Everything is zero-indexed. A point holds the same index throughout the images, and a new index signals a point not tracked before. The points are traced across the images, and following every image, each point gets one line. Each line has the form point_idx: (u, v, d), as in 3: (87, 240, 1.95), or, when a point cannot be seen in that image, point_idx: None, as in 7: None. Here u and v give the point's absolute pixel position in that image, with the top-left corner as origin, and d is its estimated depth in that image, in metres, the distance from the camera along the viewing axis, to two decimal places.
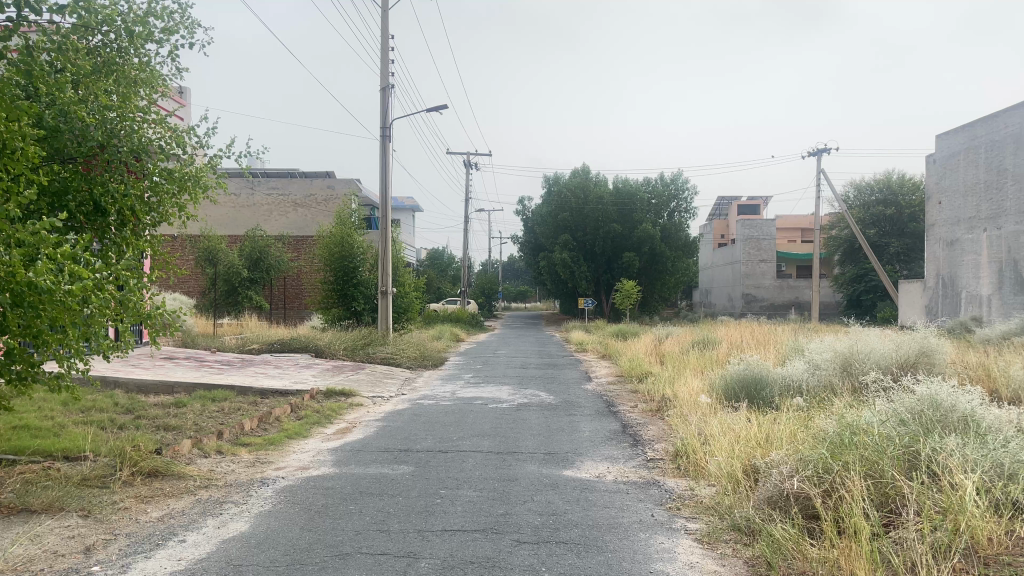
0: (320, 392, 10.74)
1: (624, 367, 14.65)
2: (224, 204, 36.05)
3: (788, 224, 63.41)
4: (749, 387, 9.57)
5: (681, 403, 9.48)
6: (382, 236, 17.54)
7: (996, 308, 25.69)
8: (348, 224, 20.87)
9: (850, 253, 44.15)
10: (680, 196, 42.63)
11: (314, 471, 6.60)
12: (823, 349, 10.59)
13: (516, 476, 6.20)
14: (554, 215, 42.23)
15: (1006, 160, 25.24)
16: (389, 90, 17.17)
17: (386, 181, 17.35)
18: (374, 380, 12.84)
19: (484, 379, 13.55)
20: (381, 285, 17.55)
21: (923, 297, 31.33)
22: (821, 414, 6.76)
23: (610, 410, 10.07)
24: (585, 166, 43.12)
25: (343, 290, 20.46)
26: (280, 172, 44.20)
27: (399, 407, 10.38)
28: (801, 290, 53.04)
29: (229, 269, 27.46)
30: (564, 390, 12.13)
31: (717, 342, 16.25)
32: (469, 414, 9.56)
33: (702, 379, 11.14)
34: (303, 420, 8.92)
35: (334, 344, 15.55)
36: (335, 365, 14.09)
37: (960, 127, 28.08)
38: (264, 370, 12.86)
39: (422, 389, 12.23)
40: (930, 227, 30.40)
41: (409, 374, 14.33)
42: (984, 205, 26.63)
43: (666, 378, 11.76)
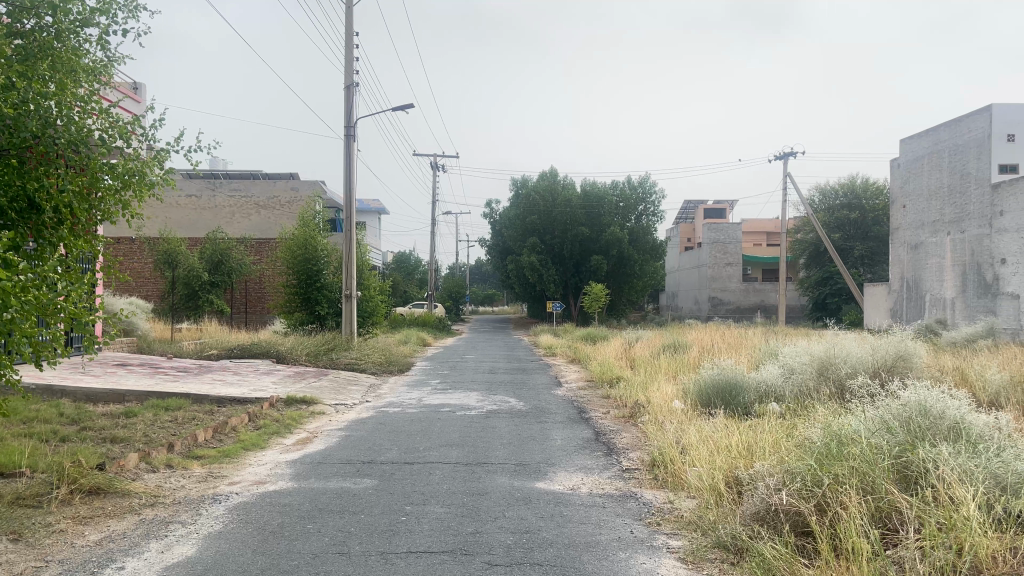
0: (280, 400, 10.29)
1: (595, 371, 14.38)
2: (184, 206, 35.22)
3: (754, 228, 63.95)
4: (725, 394, 9.38)
5: (656, 409, 9.25)
6: (346, 238, 17.07)
7: (960, 310, 25.98)
8: (312, 226, 20.36)
9: (815, 257, 44.55)
10: (648, 199, 42.67)
11: (271, 485, 6.19)
12: (799, 353, 10.41)
13: (487, 490, 5.86)
14: (521, 217, 41.60)
15: (969, 164, 25.56)
16: (354, 88, 16.75)
17: (351, 181, 16.91)
18: (337, 386, 12.41)
19: (452, 385, 13.19)
20: (346, 288, 17.08)
21: (888, 300, 31.64)
22: (802, 421, 6.51)
23: (582, 417, 9.77)
24: (552, 169, 42.92)
25: (307, 293, 19.95)
26: (243, 174, 43.37)
27: (363, 415, 9.98)
28: (767, 294, 53.46)
29: (188, 272, 26.70)
30: (534, 396, 11.82)
31: (687, 345, 16.06)
32: (436, 422, 9.20)
33: (677, 384, 10.91)
34: (261, 430, 8.48)
35: (296, 349, 15.09)
36: (297, 371, 13.63)
37: (924, 132, 28.41)
38: (223, 376, 12.36)
39: (388, 395, 11.82)
40: (895, 230, 30.70)
41: (375, 380, 13.92)
42: (947, 209, 26.95)
43: (638, 383, 11.51)
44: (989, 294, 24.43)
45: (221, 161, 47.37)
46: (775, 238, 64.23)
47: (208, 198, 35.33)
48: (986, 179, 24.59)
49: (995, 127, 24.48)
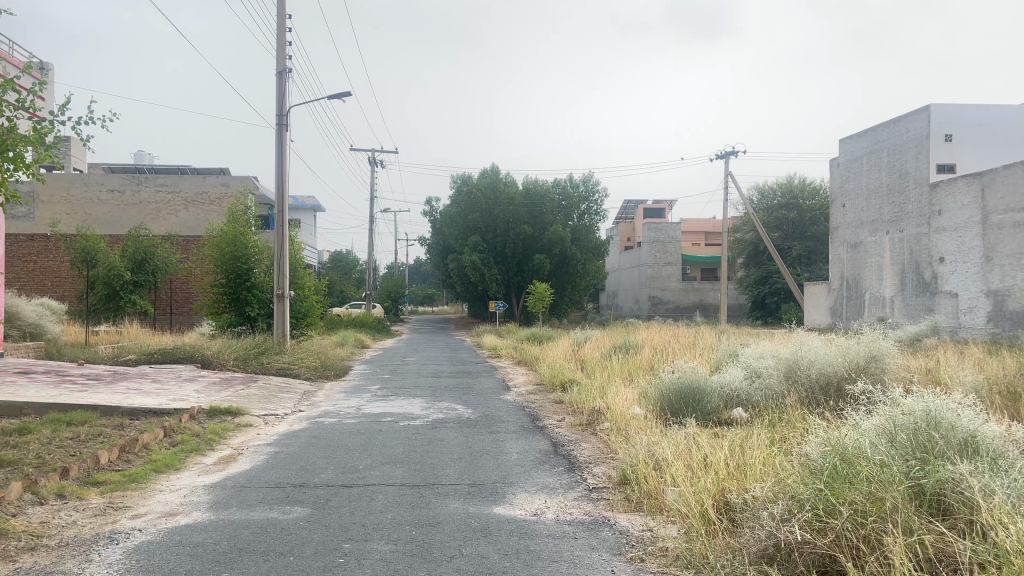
0: (203, 411, 9.22)
1: (545, 374, 13.65)
2: (106, 202, 33.37)
3: (693, 228, 64.41)
4: (688, 400, 8.78)
5: (614, 417, 8.58)
6: (278, 234, 15.95)
7: (899, 309, 26.23)
8: (242, 222, 19.15)
9: (754, 256, 44.90)
10: (590, 198, 42.31)
11: (182, 518, 5.24)
12: (765, 354, 9.82)
13: (439, 520, 5.05)
14: (462, 215, 40.70)
15: (908, 164, 25.79)
16: (286, 74, 15.66)
17: (283, 173, 15.80)
18: (268, 394, 11.39)
19: (394, 391, 12.30)
20: (278, 287, 15.98)
21: (828, 299, 31.92)
22: (788, 433, 5.89)
23: (536, 426, 9.01)
24: (494, 166, 42.16)
25: (236, 293, 18.74)
26: (170, 169, 41.36)
27: (296, 427, 9.02)
28: (706, 293, 53.81)
29: (109, 271, 25.08)
30: (482, 402, 11.04)
31: (639, 346, 15.45)
32: (377, 434, 8.32)
33: (635, 389, 10.26)
34: (178, 448, 7.46)
35: (223, 354, 13.97)
36: (224, 378, 12.54)
37: (862, 132, 28.66)
38: (139, 384, 11.21)
39: (323, 404, 10.87)
40: (835, 229, 30.95)
41: (309, 387, 12.92)
42: (886, 209, 27.19)
43: (593, 387, 10.83)
44: (928, 292, 24.69)
45: (147, 155, 45.19)
46: (713, 238, 64.81)
47: (132, 193, 33.43)
48: (924, 179, 24.82)
49: (934, 128, 24.74)
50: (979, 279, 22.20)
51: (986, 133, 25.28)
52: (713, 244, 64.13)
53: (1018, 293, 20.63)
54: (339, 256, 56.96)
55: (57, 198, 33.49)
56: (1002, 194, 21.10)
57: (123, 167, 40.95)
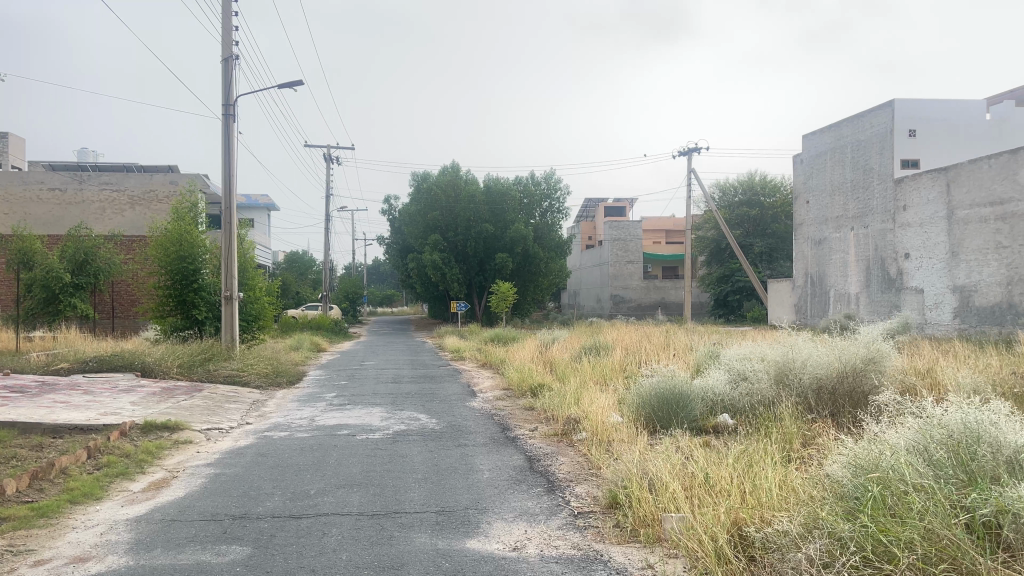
0: (136, 427, 8.17)
1: (512, 378, 12.88)
2: (46, 201, 31.78)
3: (654, 226, 64.30)
4: (672, 408, 8.11)
5: (594, 427, 7.88)
6: (225, 232, 14.93)
7: (864, 306, 26.07)
8: (188, 219, 18.05)
9: (716, 254, 44.78)
10: (552, 196, 41.78)
11: (94, 565, 4.36)
12: (750, 356, 9.20)
13: (402, 561, 4.28)
14: (422, 213, 39.74)
15: (872, 159, 25.64)
16: (232, 61, 14.64)
17: (230, 167, 14.80)
18: (212, 405, 10.44)
19: (351, 398, 11.42)
20: (226, 288, 14.97)
21: (792, 296, 31.72)
22: (796, 452, 5.24)
23: (507, 437, 8.26)
24: (453, 164, 41.29)
25: (181, 295, 17.65)
26: (115, 166, 39.64)
27: (242, 442, 8.09)
28: (667, 291, 53.61)
29: (47, 273, 23.69)
30: (447, 410, 10.25)
31: (610, 347, 14.79)
32: (332, 451, 7.48)
33: (613, 395, 9.58)
34: (102, 473, 6.50)
35: (165, 361, 12.94)
36: (166, 387, 11.54)
37: (826, 127, 28.52)
38: (68, 396, 10.16)
39: (274, 415, 9.96)
40: (799, 226, 30.78)
41: (259, 396, 11.96)
42: (850, 204, 27.03)
43: (567, 393, 10.11)
44: (893, 289, 24.53)
45: (91, 152, 43.32)
46: (674, 236, 64.77)
47: (74, 192, 31.90)
48: (888, 174, 24.68)
49: (898, 122, 24.59)
50: (945, 274, 22.03)
51: (950, 127, 25.22)
52: (673, 242, 64.08)
53: (985, 289, 20.45)
54: (295, 256, 55.53)
55: None
56: (968, 189, 20.92)
57: (65, 165, 39.16)
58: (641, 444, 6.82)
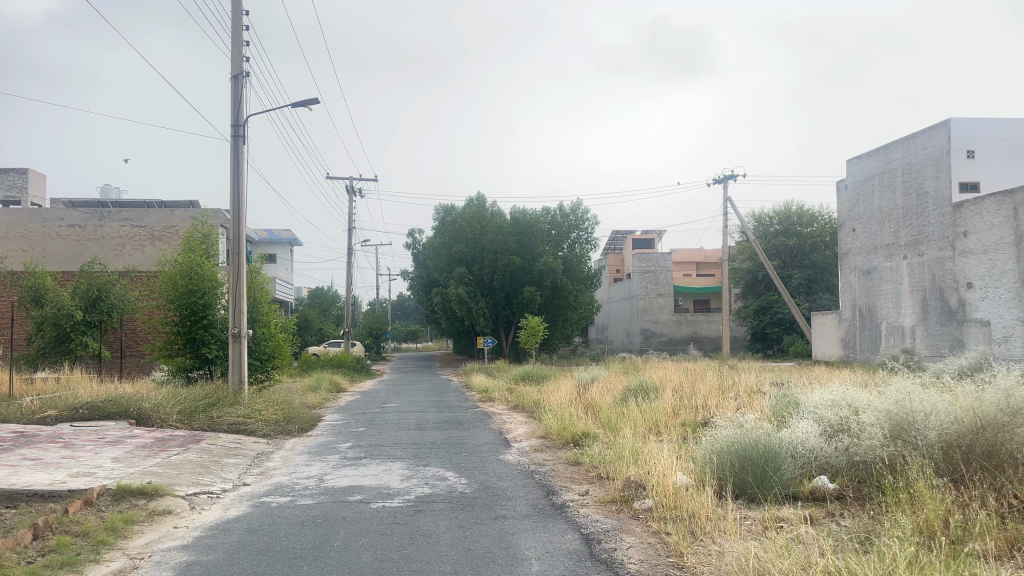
0: (107, 493, 6.75)
1: (550, 424, 11.37)
2: (65, 237, 31.04)
3: (684, 258, 62.64)
4: (760, 469, 6.56)
5: (666, 495, 6.34)
6: (233, 265, 13.64)
7: (921, 340, 24.25)
8: (199, 251, 16.86)
9: (752, 286, 43.14)
10: (580, 227, 40.47)
11: None
12: (845, 403, 7.65)
13: None
14: (447, 246, 38.49)
15: (926, 183, 24.04)
16: (243, 78, 13.52)
17: (239, 194, 13.58)
18: (207, 459, 9.00)
19: (369, 451, 9.94)
20: (232, 325, 13.62)
21: (839, 329, 29.92)
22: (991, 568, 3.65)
23: (555, 506, 6.73)
24: (479, 196, 40.08)
25: (190, 333, 16.39)
26: (135, 202, 38.93)
27: (233, 514, 6.64)
28: (699, 325, 51.79)
29: (59, 311, 22.67)
30: (478, 467, 8.75)
31: (658, 388, 13.27)
32: (340, 528, 6.01)
33: (680, 450, 8.04)
34: (45, 561, 5.08)
35: (164, 407, 11.58)
36: (160, 439, 10.13)
37: (873, 151, 26.99)
38: (41, 451, 8.76)
39: (278, 474, 8.51)
40: (845, 255, 29.11)
41: (264, 447, 10.51)
42: (902, 231, 25.36)
43: (621, 446, 8.56)
44: (955, 321, 22.72)
45: (113, 188, 42.69)
46: (705, 267, 63.13)
47: (94, 228, 31.11)
48: (945, 199, 23.07)
49: (954, 143, 23.05)
50: (1014, 305, 20.29)
51: (1009, 148, 23.63)
52: (704, 274, 62.33)
53: None
54: (318, 292, 54.52)
55: (12, 233, 31.09)
56: None
57: (85, 201, 38.51)
58: (736, 535, 5.28)
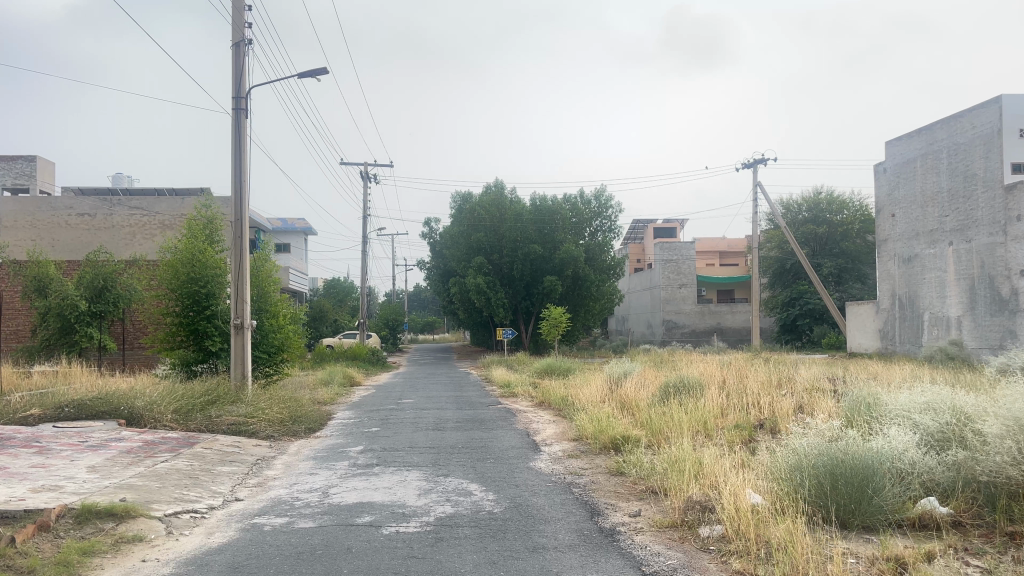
0: (68, 517, 5.64)
1: (584, 426, 10.17)
2: (74, 226, 30.16)
3: (707, 247, 61.22)
4: (857, 490, 5.36)
5: (743, 524, 5.15)
6: (235, 250, 12.54)
7: (968, 331, 22.84)
8: (202, 236, 15.80)
9: (779, 275, 41.80)
10: (603, 214, 39.17)
11: None
12: (944, 410, 6.44)
13: None
14: (466, 235, 37.31)
15: (975, 164, 22.61)
16: (244, 46, 12.41)
17: (241, 171, 12.51)
18: (197, 467, 7.88)
19: (383, 458, 8.79)
20: (234, 316, 12.50)
21: (876, 320, 28.52)
22: None
23: (607, 535, 5.54)
24: (497, 183, 38.88)
25: (193, 324, 15.36)
26: (146, 190, 38.04)
27: (216, 542, 5.51)
28: (723, 316, 50.40)
29: (62, 301, 21.75)
30: (507, 478, 7.60)
31: (700, 384, 12.06)
32: (345, 563, 4.85)
33: (746, 462, 6.84)
34: None
35: (158, 406, 10.50)
36: (149, 443, 9.03)
37: (915, 131, 25.55)
38: (10, 459, 7.67)
39: (277, 487, 7.39)
40: (884, 242, 27.71)
41: (265, 451, 9.37)
42: (947, 216, 23.94)
43: (674, 455, 7.36)
44: (1006, 311, 21.30)
45: (125, 177, 41.83)
46: (728, 257, 61.69)
47: (104, 217, 30.22)
48: (997, 180, 21.66)
49: (1006, 121, 21.64)
50: None
51: None
52: (728, 264, 60.93)
53: None
54: (333, 282, 53.53)
55: (20, 222, 30.22)
56: None
57: (95, 190, 37.69)
58: None
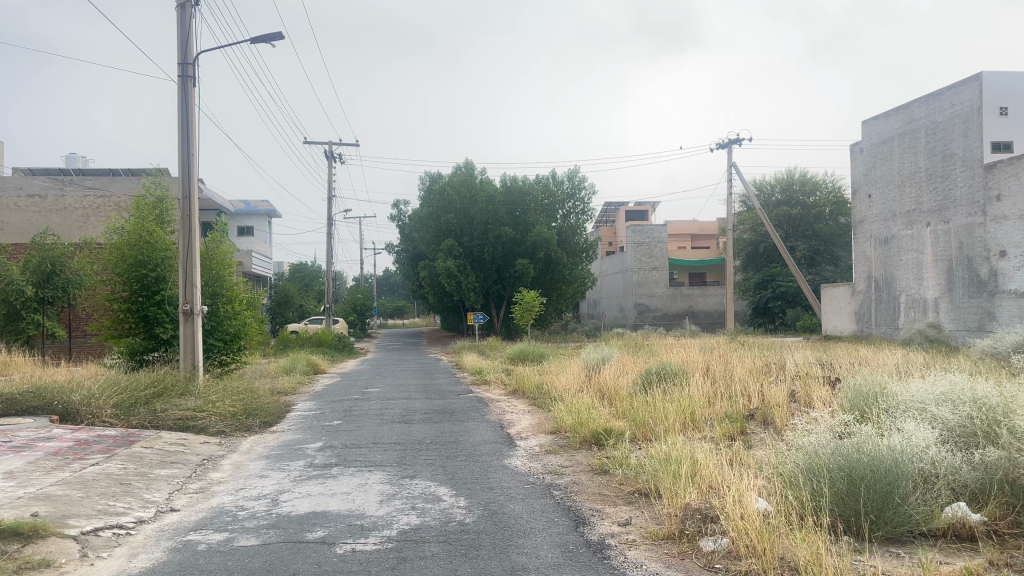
0: None
1: (562, 418, 9.44)
2: (24, 208, 28.69)
3: (678, 230, 60.91)
4: (881, 496, 4.67)
5: (753, 540, 4.43)
6: (183, 231, 11.58)
7: (946, 313, 22.51)
8: (151, 217, 14.79)
9: (752, 257, 41.52)
10: (575, 196, 38.43)
11: None
12: (964, 402, 5.82)
13: None
14: (435, 217, 36.38)
15: (953, 144, 22.20)
16: (190, 7, 11.41)
17: (189, 143, 11.55)
18: (132, 471, 7.01)
19: (343, 457, 7.97)
20: (183, 301, 11.56)
21: (852, 303, 28.22)
22: None
23: (595, 551, 4.80)
24: (467, 163, 37.94)
25: (143, 310, 14.40)
26: (100, 171, 36.55)
27: (135, 567, 4.65)
28: (695, 299, 50.07)
29: (4, 287, 20.47)
30: (481, 479, 6.85)
31: (683, 371, 11.40)
32: None
33: (746, 463, 6.13)
34: None
35: (96, 400, 9.57)
36: (81, 443, 8.13)
37: (892, 110, 25.11)
38: None
39: (221, 493, 6.55)
40: (860, 223, 27.34)
41: (214, 450, 8.51)
42: (925, 196, 23.56)
43: (663, 454, 6.65)
44: (985, 292, 20.96)
45: (79, 158, 40.21)
46: (700, 240, 61.43)
47: (55, 198, 28.77)
48: (976, 160, 21.27)
49: (986, 100, 21.23)
50: None
51: None
52: (700, 246, 60.71)
53: None
54: (300, 266, 52.26)
55: None
56: None
57: (46, 171, 36.15)
58: None
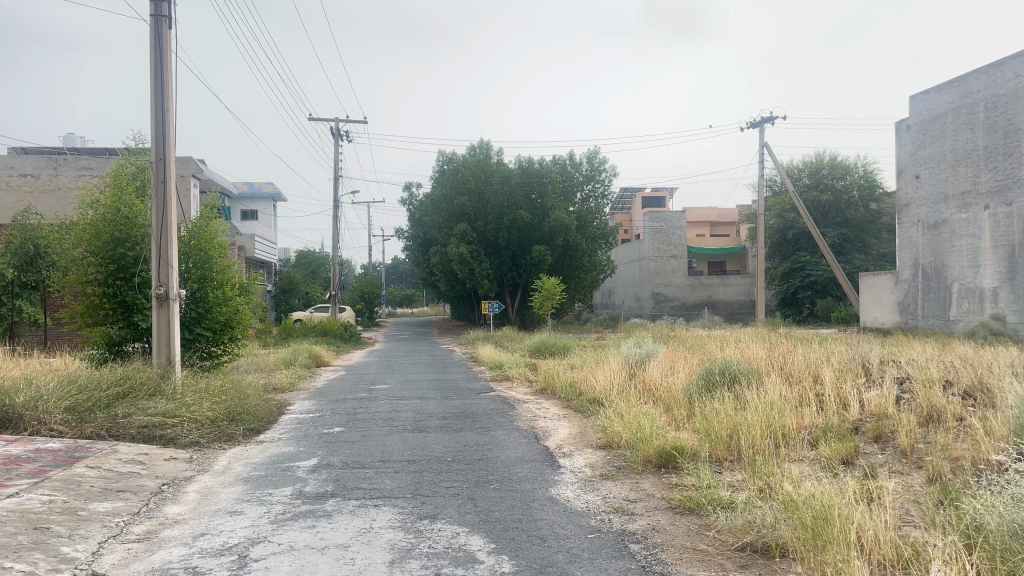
0: None
1: (615, 431, 7.62)
2: (16, 188, 26.83)
3: (697, 217, 59.05)
4: None
5: None
6: (158, 200, 9.78)
7: (1008, 305, 20.60)
8: (129, 192, 12.99)
9: (779, 245, 39.63)
10: (595, 178, 36.55)
11: None
12: None
13: None
14: (448, 199, 34.58)
15: (1018, 118, 20.21)
16: None
17: (165, 94, 9.81)
18: (59, 507, 5.22)
19: (341, 483, 6.17)
20: (157, 285, 9.80)
21: (895, 293, 26.32)
22: None
23: None
24: (481, 143, 36.11)
25: (121, 294, 12.67)
26: (97, 151, 34.86)
27: None
28: (715, 288, 48.16)
29: None
30: (527, 522, 5.04)
31: (751, 370, 9.55)
32: None
33: (913, 521, 4.31)
34: None
35: (44, 400, 7.79)
36: (8, 462, 6.34)
37: (945, 83, 23.10)
38: None
39: (173, 543, 4.74)
40: (905, 206, 25.41)
41: (181, 471, 6.73)
42: (982, 176, 21.60)
43: (780, 497, 4.80)
44: None
45: (77, 137, 38.45)
46: (719, 228, 59.54)
47: (49, 177, 26.99)
48: None
49: None
50: None
51: None
52: (719, 234, 58.88)
53: None
54: (305, 253, 50.57)
55: None
56: None
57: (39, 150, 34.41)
58: None
